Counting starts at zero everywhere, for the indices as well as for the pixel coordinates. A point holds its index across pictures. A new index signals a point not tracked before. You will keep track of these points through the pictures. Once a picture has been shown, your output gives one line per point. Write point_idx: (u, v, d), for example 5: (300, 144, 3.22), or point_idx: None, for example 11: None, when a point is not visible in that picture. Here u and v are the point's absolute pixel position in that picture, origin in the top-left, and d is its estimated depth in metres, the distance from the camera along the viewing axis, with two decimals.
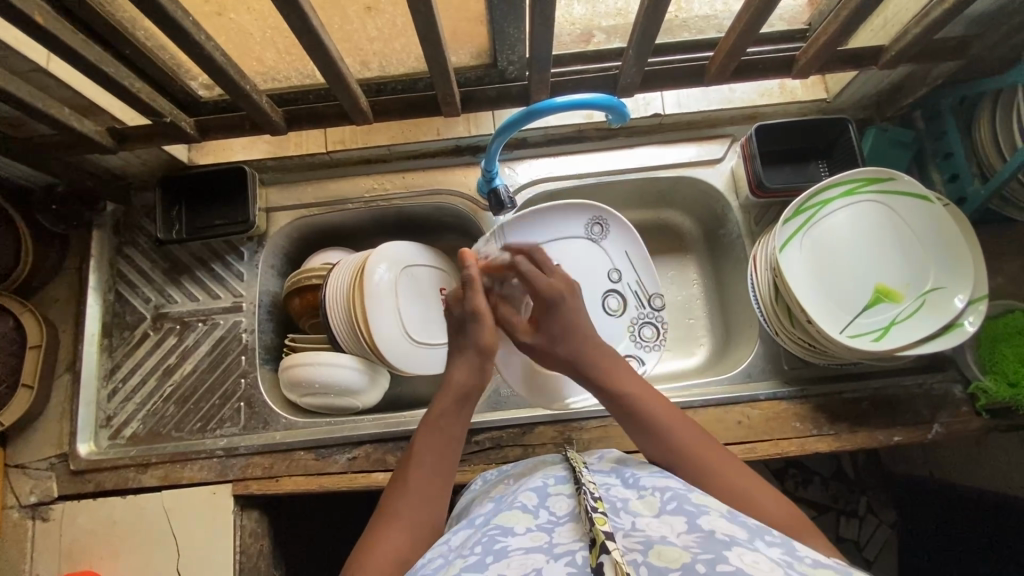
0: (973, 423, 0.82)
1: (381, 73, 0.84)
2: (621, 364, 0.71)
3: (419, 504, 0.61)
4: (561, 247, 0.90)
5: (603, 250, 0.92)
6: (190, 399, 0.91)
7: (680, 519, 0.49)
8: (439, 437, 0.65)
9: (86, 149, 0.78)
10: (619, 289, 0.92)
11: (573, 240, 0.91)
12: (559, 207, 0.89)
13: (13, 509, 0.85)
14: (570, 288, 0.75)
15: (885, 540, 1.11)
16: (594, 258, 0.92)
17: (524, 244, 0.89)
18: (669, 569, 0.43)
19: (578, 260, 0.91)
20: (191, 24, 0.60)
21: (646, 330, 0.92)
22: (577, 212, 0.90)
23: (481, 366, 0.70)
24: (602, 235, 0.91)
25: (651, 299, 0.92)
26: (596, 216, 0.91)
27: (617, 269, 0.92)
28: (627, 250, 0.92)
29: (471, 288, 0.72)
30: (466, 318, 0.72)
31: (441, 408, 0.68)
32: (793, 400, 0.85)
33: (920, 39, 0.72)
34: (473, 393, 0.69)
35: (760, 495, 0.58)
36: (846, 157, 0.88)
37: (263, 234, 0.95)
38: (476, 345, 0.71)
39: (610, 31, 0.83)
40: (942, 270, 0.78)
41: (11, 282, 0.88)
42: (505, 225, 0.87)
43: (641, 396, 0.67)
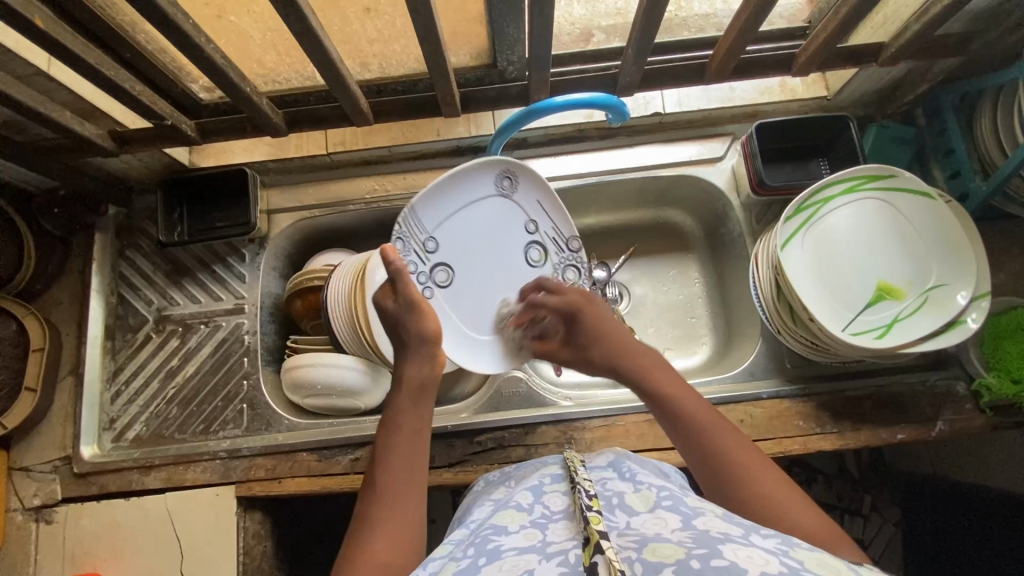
0: (977, 421, 0.82)
1: (381, 75, 0.84)
2: (665, 366, 0.70)
3: (397, 500, 0.60)
4: (471, 212, 0.80)
5: (515, 204, 0.82)
6: (192, 401, 0.91)
7: (674, 517, 0.49)
8: (403, 431, 0.66)
9: (88, 152, 0.78)
10: (538, 240, 0.84)
11: (481, 201, 0.80)
12: (461, 170, 0.76)
13: (17, 513, 0.86)
14: (587, 301, 0.76)
15: (891, 538, 1.08)
16: (507, 214, 0.82)
17: (433, 217, 0.77)
18: (663, 564, 0.43)
19: (494, 222, 0.81)
20: (191, 26, 0.61)
21: (569, 273, 0.86)
22: (479, 172, 0.79)
23: (432, 357, 0.70)
24: (512, 188, 0.81)
25: (570, 242, 0.85)
26: (506, 168, 0.80)
27: (531, 220, 0.83)
28: (539, 198, 0.83)
29: (400, 281, 0.69)
30: (404, 312, 0.70)
31: (398, 404, 0.68)
32: (795, 398, 0.85)
33: (920, 36, 0.71)
34: (428, 387, 0.69)
35: (793, 501, 0.55)
36: (847, 155, 0.88)
37: (264, 236, 0.95)
38: (419, 336, 0.70)
39: (610, 31, 0.84)
40: (946, 267, 0.78)
41: (15, 285, 0.88)
42: (413, 203, 0.75)
43: (678, 395, 0.66)
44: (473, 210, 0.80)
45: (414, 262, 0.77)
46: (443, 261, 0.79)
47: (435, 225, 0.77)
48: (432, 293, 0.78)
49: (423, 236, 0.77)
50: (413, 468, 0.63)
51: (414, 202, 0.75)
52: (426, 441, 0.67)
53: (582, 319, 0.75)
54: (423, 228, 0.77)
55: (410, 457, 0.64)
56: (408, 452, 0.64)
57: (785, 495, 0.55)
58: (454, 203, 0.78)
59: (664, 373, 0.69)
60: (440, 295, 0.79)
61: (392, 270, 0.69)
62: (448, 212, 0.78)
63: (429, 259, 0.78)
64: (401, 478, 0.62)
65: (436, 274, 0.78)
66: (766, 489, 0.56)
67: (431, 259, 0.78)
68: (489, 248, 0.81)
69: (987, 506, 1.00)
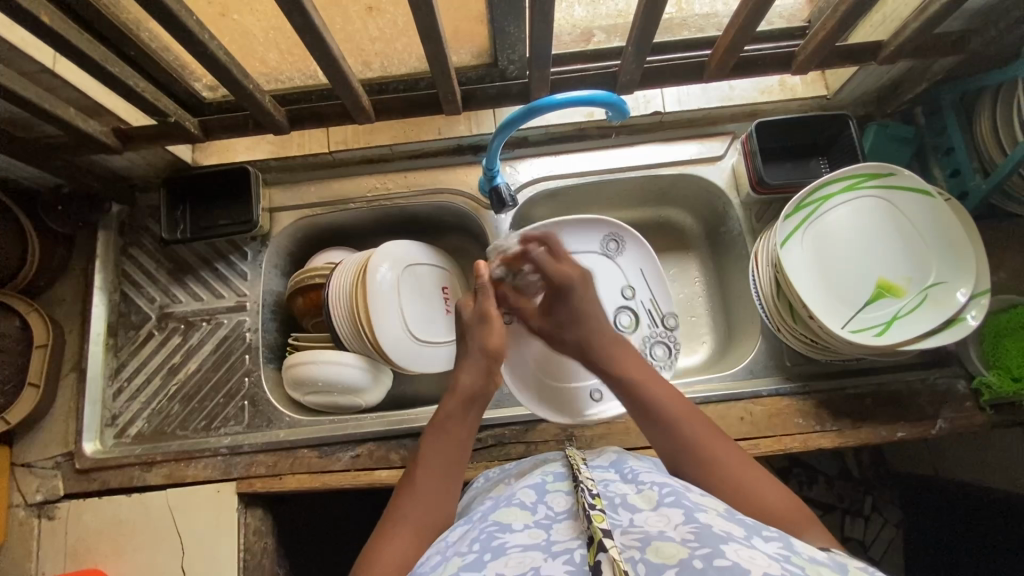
0: (977, 419, 0.82)
1: (382, 74, 0.85)
2: (632, 351, 0.70)
3: (430, 508, 0.60)
4: (574, 265, 0.90)
5: (619, 267, 0.91)
6: (195, 397, 0.91)
7: (677, 511, 0.49)
8: (450, 439, 0.66)
9: (91, 148, 0.79)
10: (632, 306, 0.90)
11: (590, 256, 0.91)
12: (579, 219, 0.89)
13: (19, 508, 0.86)
14: (586, 278, 0.75)
15: (892, 540, 1.07)
16: (607, 274, 0.91)
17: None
18: (665, 566, 0.43)
19: (596, 279, 0.91)
20: (195, 23, 0.61)
21: (657, 349, 0.89)
22: (593, 227, 0.90)
23: (487, 370, 0.71)
24: (617, 251, 0.91)
25: (664, 318, 0.90)
26: (613, 233, 0.91)
27: (631, 287, 0.91)
28: (642, 267, 0.91)
29: (483, 293, 0.74)
30: (474, 324, 0.74)
31: (448, 411, 0.68)
32: (795, 395, 0.85)
33: (919, 34, 0.72)
34: (478, 399, 0.69)
35: (761, 485, 0.57)
36: (846, 154, 0.88)
37: (267, 234, 0.96)
38: (481, 349, 0.72)
39: (609, 31, 0.84)
40: (945, 265, 0.78)
41: (18, 282, 0.89)
42: (516, 241, 0.88)
43: (648, 383, 0.66)
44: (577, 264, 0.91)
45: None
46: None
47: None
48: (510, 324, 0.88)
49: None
50: (450, 473, 0.64)
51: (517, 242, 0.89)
52: (467, 458, 0.66)
53: (571, 297, 0.74)
54: None
55: (451, 461, 0.64)
56: (449, 463, 0.64)
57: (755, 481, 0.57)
58: (557, 251, 0.90)
59: (628, 356, 0.69)
60: (520, 329, 0.88)
61: (478, 282, 0.75)
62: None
63: None
64: (438, 478, 0.63)
65: None
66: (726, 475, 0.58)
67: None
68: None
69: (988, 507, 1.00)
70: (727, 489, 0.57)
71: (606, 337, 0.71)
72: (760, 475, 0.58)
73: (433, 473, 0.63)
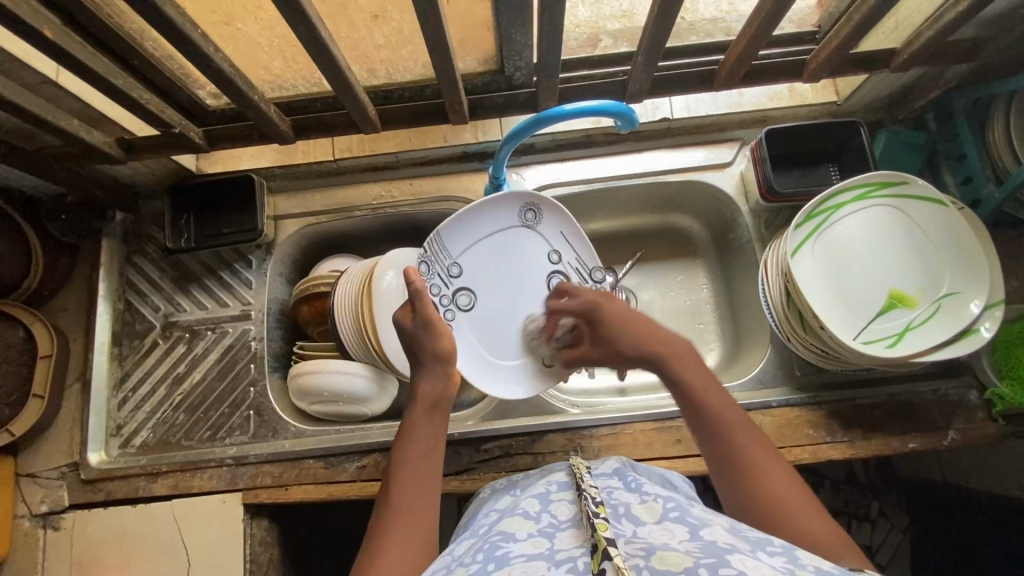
0: (989, 430, 0.81)
1: (388, 81, 0.84)
2: (690, 351, 0.66)
3: (410, 515, 0.59)
4: (495, 241, 0.82)
5: (541, 235, 0.84)
6: (199, 407, 0.91)
7: (682, 528, 0.49)
8: (417, 446, 0.65)
9: (95, 159, 0.78)
10: (561, 270, 0.85)
11: (505, 232, 0.82)
12: (487, 203, 0.78)
13: (24, 519, 0.86)
14: (604, 298, 0.75)
15: (898, 544, 1.08)
16: (527, 242, 0.83)
17: (459, 243, 0.80)
18: (671, 572, 0.43)
19: (520, 251, 0.83)
20: (199, 36, 0.60)
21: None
22: (500, 205, 0.80)
23: (445, 374, 0.70)
24: (536, 220, 0.83)
25: (593, 273, 0.86)
26: (529, 202, 0.81)
27: (555, 251, 0.84)
28: (562, 230, 0.84)
29: (418, 299, 0.71)
30: (421, 331, 0.71)
31: (413, 420, 0.67)
32: (805, 406, 0.84)
33: (934, 42, 0.70)
34: (442, 401, 0.69)
35: (803, 505, 0.55)
36: (857, 162, 0.87)
37: (271, 242, 0.95)
38: (435, 356, 0.71)
39: (617, 35, 0.82)
40: (958, 275, 0.77)
41: (23, 291, 0.89)
42: (438, 231, 0.78)
43: (702, 389, 0.63)
44: (499, 240, 0.82)
45: (438, 284, 0.79)
46: (466, 285, 0.81)
47: (461, 252, 0.80)
48: (454, 315, 0.80)
49: (448, 261, 0.79)
50: (423, 482, 0.62)
51: (439, 229, 0.78)
52: (439, 461, 0.65)
53: (602, 314, 0.73)
54: (446, 253, 0.79)
55: (426, 472, 0.63)
56: (421, 467, 0.63)
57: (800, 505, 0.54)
58: (477, 236, 0.81)
59: (690, 357, 0.66)
60: (462, 317, 0.81)
61: (413, 290, 0.71)
62: (475, 239, 0.81)
63: (452, 283, 0.80)
64: (414, 489, 0.61)
65: (458, 297, 0.81)
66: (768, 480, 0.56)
67: (455, 282, 0.80)
68: (508, 277, 0.83)
69: (997, 515, 0.99)
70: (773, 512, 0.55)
71: (670, 349, 0.67)
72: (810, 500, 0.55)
73: (409, 486, 0.62)
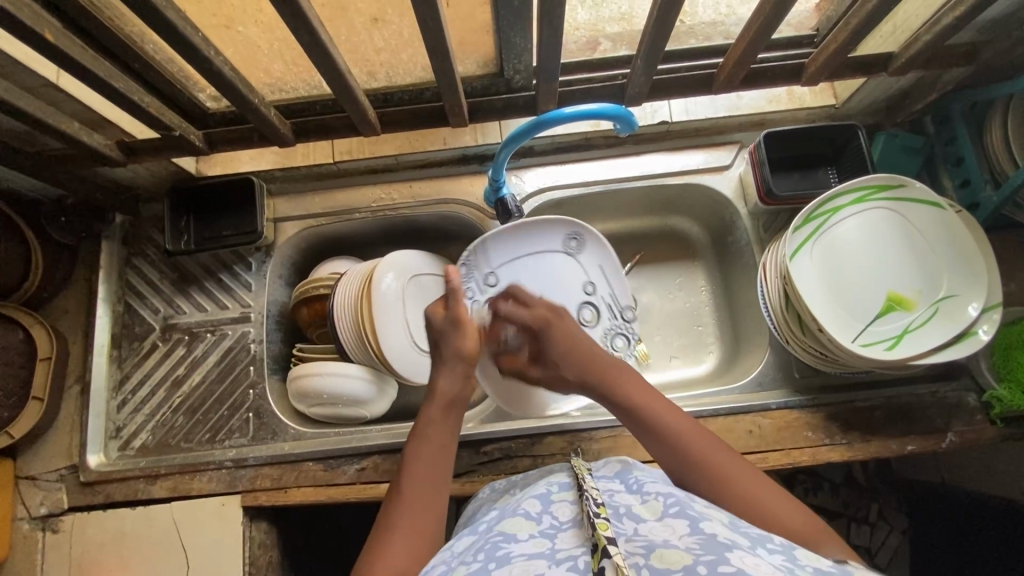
0: (988, 432, 0.82)
1: (388, 84, 0.84)
2: (627, 370, 0.69)
3: (418, 513, 0.60)
4: (536, 261, 0.90)
5: (578, 264, 0.91)
6: (199, 409, 0.91)
7: (683, 522, 0.49)
8: (432, 444, 0.65)
9: (96, 161, 0.78)
10: (593, 301, 0.91)
11: (548, 255, 0.90)
12: (535, 223, 0.87)
13: (23, 521, 0.86)
14: (554, 315, 0.74)
15: (898, 547, 1.06)
16: (569, 272, 0.91)
17: (501, 256, 0.88)
18: (671, 571, 0.43)
19: (554, 276, 0.90)
20: (200, 40, 0.61)
21: (618, 341, 0.91)
22: (549, 230, 0.89)
23: (465, 374, 0.70)
24: (577, 249, 0.91)
25: (624, 311, 0.92)
26: (573, 231, 0.90)
27: (593, 283, 0.91)
28: (601, 262, 0.91)
29: (453, 298, 0.73)
30: (448, 327, 0.72)
31: (428, 417, 0.67)
32: (804, 409, 0.84)
33: (932, 46, 0.71)
34: (458, 401, 0.69)
35: (772, 502, 0.56)
36: (855, 164, 0.88)
37: (271, 244, 0.95)
38: (455, 354, 0.71)
39: (616, 39, 0.82)
40: (956, 278, 0.77)
41: (22, 293, 0.89)
42: (486, 238, 0.86)
43: (645, 402, 0.65)
44: (537, 261, 0.90)
45: (473, 288, 0.88)
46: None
47: (500, 263, 0.88)
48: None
49: (487, 269, 0.88)
50: (435, 479, 0.62)
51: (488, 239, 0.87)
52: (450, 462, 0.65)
53: (549, 331, 0.72)
54: (488, 262, 0.88)
55: (436, 469, 0.63)
56: (434, 469, 0.63)
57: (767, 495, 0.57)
58: (519, 252, 0.89)
59: (630, 380, 0.67)
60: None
61: (449, 286, 0.73)
62: (514, 255, 0.89)
63: (487, 290, 0.88)
64: (424, 487, 0.62)
65: (488, 306, 0.88)
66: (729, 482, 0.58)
67: (489, 291, 0.88)
68: (538, 300, 0.90)
69: None
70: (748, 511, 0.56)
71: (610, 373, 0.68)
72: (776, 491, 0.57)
73: (419, 483, 0.62)
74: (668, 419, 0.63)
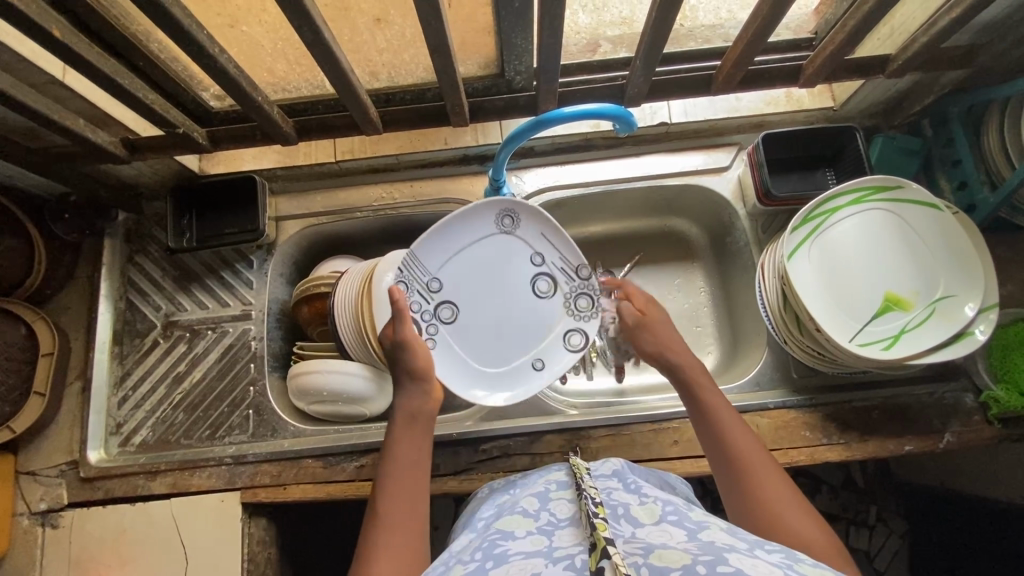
0: (985, 433, 0.82)
1: (390, 84, 0.85)
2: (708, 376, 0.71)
3: (401, 525, 0.60)
4: (479, 252, 0.84)
5: (520, 240, 0.85)
6: (199, 406, 0.91)
7: (680, 530, 0.50)
8: (403, 456, 0.66)
9: (100, 159, 0.79)
10: (545, 270, 0.86)
11: (483, 241, 0.84)
12: (458, 215, 0.82)
13: (23, 517, 0.86)
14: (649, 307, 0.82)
15: (897, 550, 1.09)
16: (509, 250, 0.85)
17: (436, 258, 0.83)
18: (670, 568, 0.43)
19: (501, 261, 0.85)
20: (205, 37, 0.61)
21: (582, 300, 0.87)
22: (468, 222, 0.83)
23: (423, 390, 0.72)
24: (514, 225, 0.85)
25: (579, 270, 0.86)
26: (505, 207, 0.84)
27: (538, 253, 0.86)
28: (542, 231, 0.85)
29: (402, 317, 0.76)
30: (398, 349, 0.75)
31: (397, 432, 0.69)
32: (801, 408, 0.85)
33: (927, 49, 0.71)
34: (423, 415, 0.70)
35: (800, 519, 0.56)
36: (852, 166, 0.88)
37: (272, 242, 0.96)
38: (407, 372, 0.74)
39: (616, 41, 0.83)
40: (953, 279, 0.78)
41: (25, 290, 0.89)
42: (412, 248, 0.82)
43: (715, 404, 0.67)
44: (473, 250, 0.84)
45: (417, 301, 0.83)
46: (448, 298, 0.84)
47: (440, 267, 0.84)
48: (436, 328, 0.83)
49: (426, 277, 0.83)
50: (413, 492, 0.63)
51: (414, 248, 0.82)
52: (426, 481, 0.65)
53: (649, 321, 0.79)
54: (424, 270, 0.83)
55: (413, 482, 0.64)
56: (406, 486, 0.64)
57: (794, 513, 0.56)
58: (455, 249, 0.84)
59: (707, 384, 0.70)
60: (446, 330, 0.83)
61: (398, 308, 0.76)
62: (453, 252, 0.84)
63: (433, 297, 0.83)
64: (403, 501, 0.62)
65: (439, 311, 0.84)
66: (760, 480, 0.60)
67: (436, 297, 0.84)
68: (496, 291, 0.85)
69: (995, 520, 1.00)
70: (772, 524, 0.56)
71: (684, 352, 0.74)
72: (807, 513, 0.57)
73: (398, 496, 0.63)
74: (728, 422, 0.65)
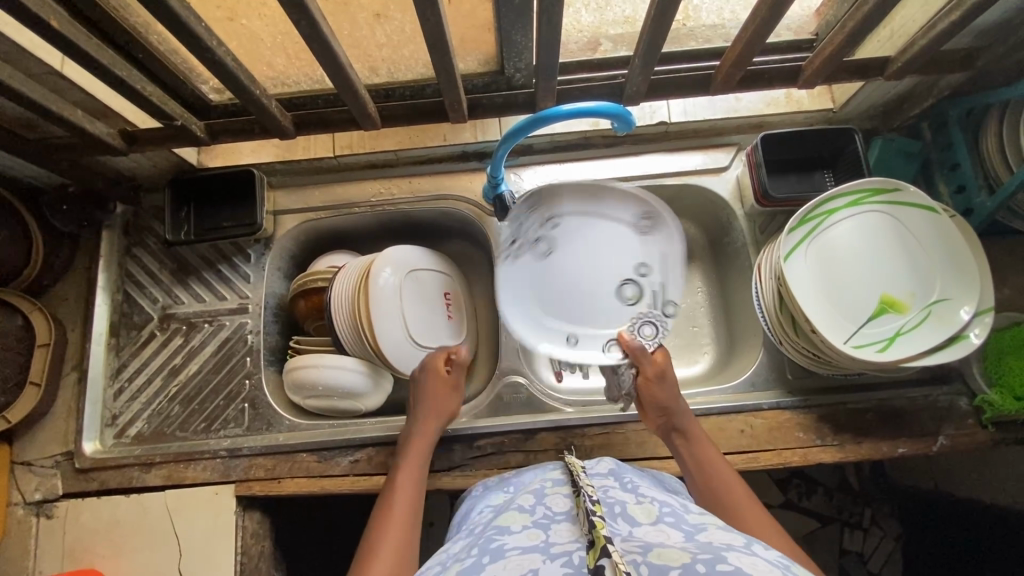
0: (979, 436, 0.82)
1: (389, 79, 0.85)
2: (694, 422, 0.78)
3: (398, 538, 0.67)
4: (616, 232, 0.78)
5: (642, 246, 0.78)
6: (195, 399, 0.91)
7: (676, 531, 0.50)
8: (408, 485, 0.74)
9: (99, 150, 0.79)
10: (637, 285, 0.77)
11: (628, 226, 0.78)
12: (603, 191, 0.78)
13: (18, 506, 0.86)
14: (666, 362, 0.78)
15: (890, 553, 1.08)
16: (624, 246, 0.78)
17: (572, 203, 0.79)
18: (669, 566, 0.43)
19: (607, 246, 0.78)
20: (203, 29, 0.61)
21: (645, 329, 0.78)
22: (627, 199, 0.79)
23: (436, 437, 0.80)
24: (648, 229, 0.78)
25: (667, 306, 0.78)
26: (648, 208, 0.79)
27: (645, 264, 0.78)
28: (665, 252, 0.78)
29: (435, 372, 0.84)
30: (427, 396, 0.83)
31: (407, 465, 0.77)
32: (795, 409, 0.85)
33: (927, 51, 0.71)
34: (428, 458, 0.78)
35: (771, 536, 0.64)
36: (851, 167, 0.88)
37: (270, 236, 0.96)
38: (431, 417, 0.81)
39: (617, 40, 0.83)
40: (948, 282, 0.78)
41: (22, 280, 0.89)
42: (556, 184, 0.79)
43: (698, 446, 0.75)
44: (613, 231, 0.78)
45: (530, 226, 0.80)
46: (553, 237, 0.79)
47: (569, 211, 0.79)
48: (523, 252, 0.79)
49: (553, 213, 0.79)
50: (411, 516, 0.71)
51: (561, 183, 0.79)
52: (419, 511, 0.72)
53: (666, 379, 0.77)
54: (557, 208, 0.79)
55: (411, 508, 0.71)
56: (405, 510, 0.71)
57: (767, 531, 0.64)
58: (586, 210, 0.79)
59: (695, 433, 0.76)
60: (533, 260, 0.79)
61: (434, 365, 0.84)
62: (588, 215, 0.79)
63: (546, 227, 0.79)
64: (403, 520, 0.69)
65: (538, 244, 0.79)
66: (752, 521, 0.66)
67: (546, 231, 0.79)
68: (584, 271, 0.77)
69: (988, 524, 1.00)
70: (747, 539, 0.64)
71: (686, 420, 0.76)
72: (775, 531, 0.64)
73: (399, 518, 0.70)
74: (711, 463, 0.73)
